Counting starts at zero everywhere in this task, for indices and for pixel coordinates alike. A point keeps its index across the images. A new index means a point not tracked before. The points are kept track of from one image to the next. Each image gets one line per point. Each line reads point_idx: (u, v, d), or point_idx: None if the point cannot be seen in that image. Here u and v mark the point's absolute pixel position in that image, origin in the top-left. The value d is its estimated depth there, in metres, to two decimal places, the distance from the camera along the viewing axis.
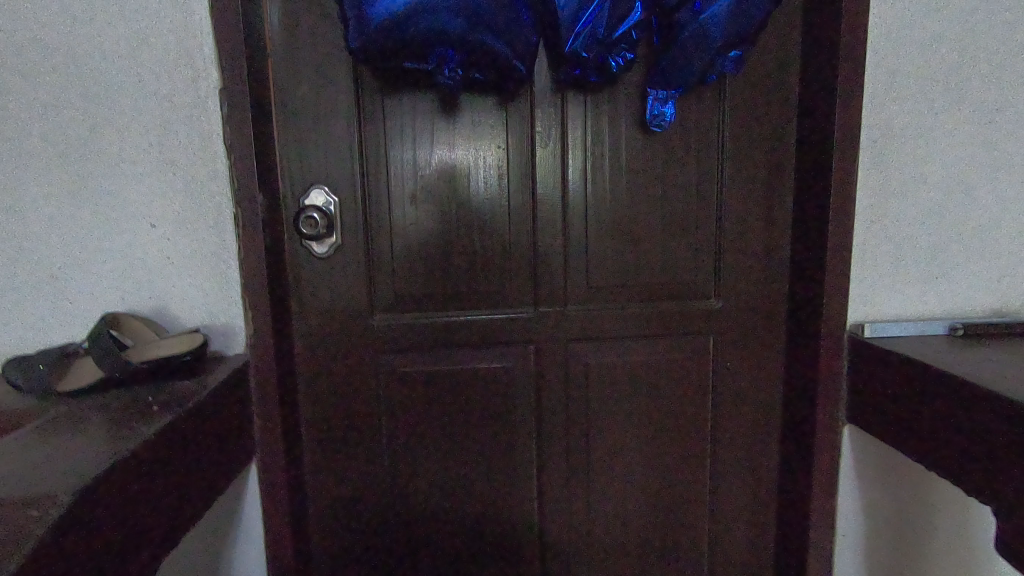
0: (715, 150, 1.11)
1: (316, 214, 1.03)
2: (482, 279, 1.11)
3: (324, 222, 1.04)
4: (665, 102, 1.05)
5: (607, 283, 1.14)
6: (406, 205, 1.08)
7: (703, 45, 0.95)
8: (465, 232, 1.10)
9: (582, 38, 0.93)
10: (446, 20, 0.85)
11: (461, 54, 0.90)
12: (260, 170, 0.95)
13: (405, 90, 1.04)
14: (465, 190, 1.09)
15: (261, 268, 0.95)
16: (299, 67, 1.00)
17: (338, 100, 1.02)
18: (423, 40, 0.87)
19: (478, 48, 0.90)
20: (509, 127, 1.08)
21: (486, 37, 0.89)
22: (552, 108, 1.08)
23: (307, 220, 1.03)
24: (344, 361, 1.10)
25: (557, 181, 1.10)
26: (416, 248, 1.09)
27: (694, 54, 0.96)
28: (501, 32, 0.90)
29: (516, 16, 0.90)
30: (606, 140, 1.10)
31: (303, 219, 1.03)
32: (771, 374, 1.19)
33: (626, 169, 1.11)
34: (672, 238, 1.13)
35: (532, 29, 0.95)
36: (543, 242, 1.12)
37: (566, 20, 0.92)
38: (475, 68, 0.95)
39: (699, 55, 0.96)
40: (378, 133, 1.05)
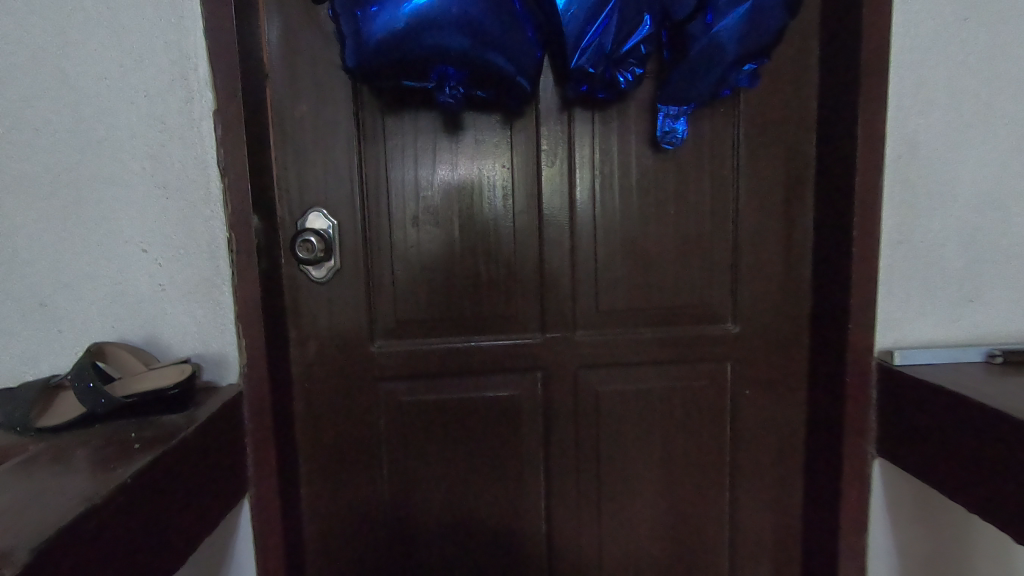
0: (729, 167, 1.06)
1: (313, 238, 0.99)
2: (487, 303, 1.07)
3: (319, 245, 1.00)
4: (676, 118, 1.00)
5: (618, 307, 1.08)
6: (407, 226, 1.04)
7: (715, 59, 0.91)
8: (469, 254, 1.06)
9: (589, 54, 0.90)
10: (449, 37, 0.82)
11: (462, 71, 0.86)
12: (255, 192, 0.92)
13: (407, 109, 1.01)
14: (468, 211, 1.05)
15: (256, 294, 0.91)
16: (298, 87, 0.98)
17: (338, 120, 0.99)
18: (425, 58, 0.84)
19: (479, 65, 0.86)
20: (513, 146, 1.04)
21: (489, 55, 0.85)
22: (559, 125, 1.04)
23: (304, 244, 1.00)
24: (343, 388, 1.05)
25: (565, 200, 1.06)
26: (418, 271, 1.05)
27: (706, 68, 0.92)
28: (504, 48, 0.86)
29: (519, 32, 0.87)
30: (616, 158, 1.06)
31: (300, 243, 0.99)
32: (793, 403, 1.12)
33: (637, 187, 1.06)
34: (685, 260, 1.08)
35: (536, 44, 0.91)
36: (551, 264, 1.07)
37: (573, 35, 0.89)
38: (478, 86, 0.91)
39: (711, 69, 0.92)
40: (379, 153, 1.02)
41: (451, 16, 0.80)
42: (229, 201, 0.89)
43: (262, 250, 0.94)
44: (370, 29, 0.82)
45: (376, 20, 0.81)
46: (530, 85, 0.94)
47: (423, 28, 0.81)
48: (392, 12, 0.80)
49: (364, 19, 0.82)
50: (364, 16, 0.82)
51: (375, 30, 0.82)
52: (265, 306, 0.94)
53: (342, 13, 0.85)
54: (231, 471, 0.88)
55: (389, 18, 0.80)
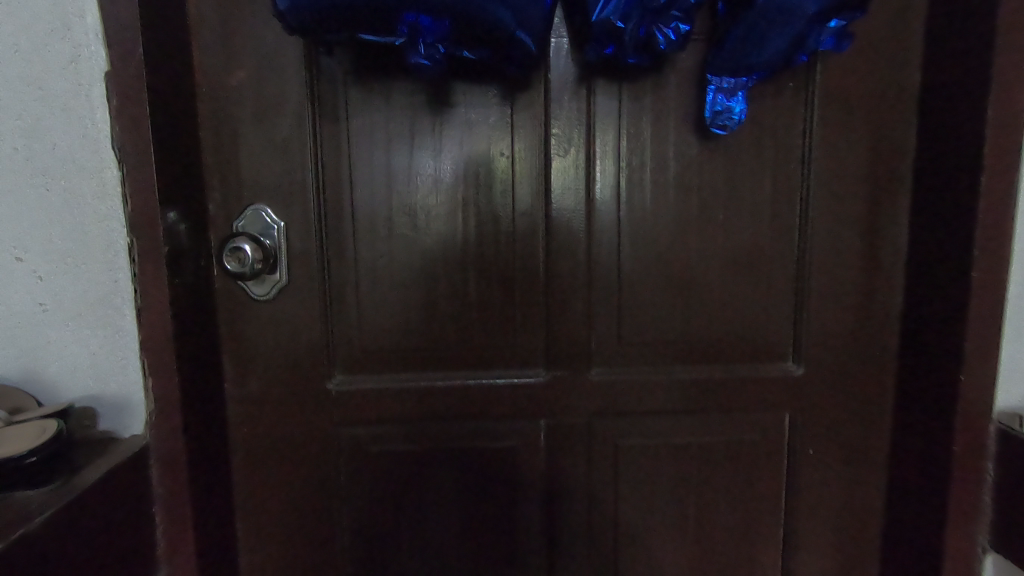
0: (798, 162, 0.81)
1: (247, 245, 0.76)
2: (477, 332, 0.84)
3: (252, 256, 0.77)
4: (731, 94, 0.76)
5: (646, 341, 0.85)
6: (377, 231, 0.81)
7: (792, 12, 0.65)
8: (455, 269, 0.82)
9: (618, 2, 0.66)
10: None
11: (441, 22, 0.63)
12: (169, 184, 0.70)
13: (377, 80, 0.78)
14: (456, 212, 0.82)
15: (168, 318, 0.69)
16: (231, 45, 0.75)
17: (286, 90, 0.76)
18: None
19: (464, 13, 0.62)
20: (516, 129, 0.80)
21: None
22: (575, 102, 0.80)
23: (235, 253, 0.76)
24: (293, 435, 0.83)
25: (580, 200, 0.82)
26: (390, 289, 0.82)
27: (778, 24, 0.67)
28: None
29: None
30: (647, 148, 0.81)
31: (229, 251, 0.76)
32: (868, 466, 0.88)
33: (675, 186, 0.82)
34: (735, 281, 0.84)
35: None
36: (560, 283, 0.83)
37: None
38: (466, 43, 0.67)
39: (785, 27, 0.67)
40: (340, 135, 0.79)
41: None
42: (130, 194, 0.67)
43: (181, 260, 0.72)
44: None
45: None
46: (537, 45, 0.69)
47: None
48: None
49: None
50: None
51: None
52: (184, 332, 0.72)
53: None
54: (124, 556, 0.66)
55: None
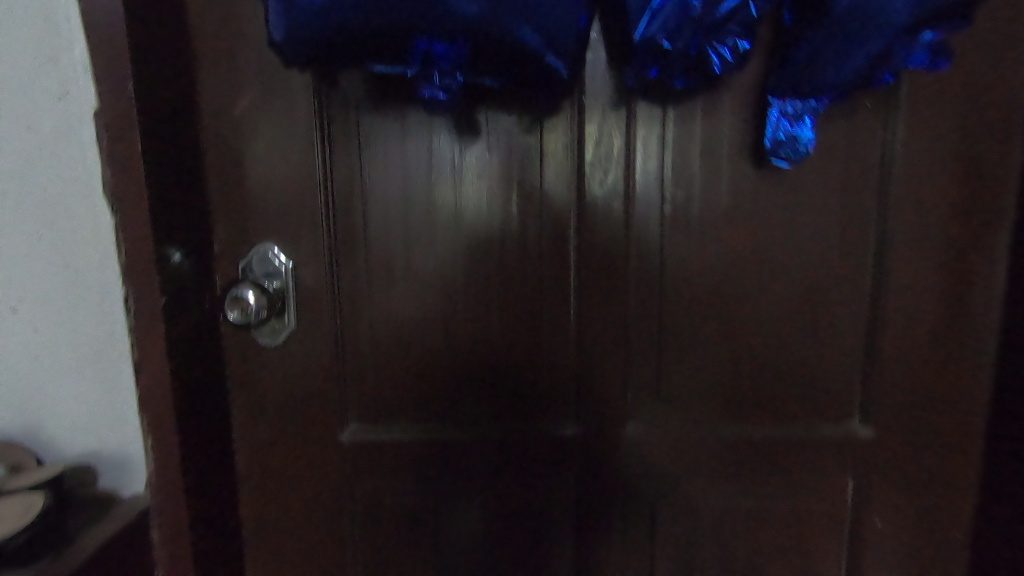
0: (875, 195, 0.70)
1: (251, 293, 0.70)
2: (503, 381, 0.76)
3: (256, 304, 0.70)
4: (796, 119, 0.65)
5: (692, 395, 0.76)
6: (394, 271, 0.75)
7: (877, 24, 0.55)
8: (479, 312, 0.75)
9: (664, 19, 0.56)
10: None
11: (457, 48, 0.55)
12: (168, 228, 0.64)
13: (393, 107, 0.71)
14: (479, 247, 0.74)
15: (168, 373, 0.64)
16: (233, 70, 0.68)
17: (294, 119, 0.70)
18: (399, 23, 0.52)
19: (484, 38, 0.54)
20: (546, 158, 0.72)
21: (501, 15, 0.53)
22: (613, 129, 0.71)
23: (239, 302, 0.70)
24: (304, 491, 0.77)
25: (618, 237, 0.73)
26: (407, 333, 0.76)
27: (860, 39, 0.56)
28: (524, 10, 0.53)
29: None
30: (696, 179, 0.71)
31: (233, 299, 0.70)
32: (946, 539, 0.77)
33: (728, 222, 0.72)
34: (796, 330, 0.74)
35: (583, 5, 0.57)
36: (595, 329, 0.75)
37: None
38: (489, 70, 0.59)
39: (868, 40, 0.56)
40: (353, 166, 0.72)
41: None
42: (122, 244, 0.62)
43: (182, 309, 0.66)
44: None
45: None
46: (570, 69, 0.60)
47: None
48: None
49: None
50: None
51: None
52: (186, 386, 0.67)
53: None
54: None
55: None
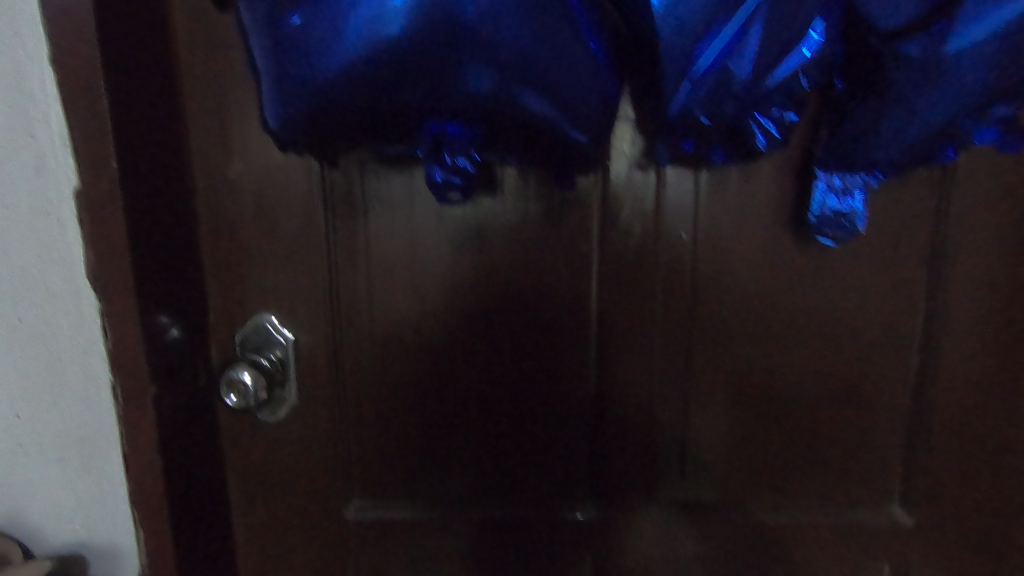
0: (930, 272, 0.63)
1: (248, 374, 0.65)
2: (516, 458, 0.72)
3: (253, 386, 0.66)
4: (845, 195, 0.58)
5: (718, 475, 0.71)
6: (400, 345, 0.69)
7: (939, 100, 0.50)
8: (491, 387, 0.70)
9: (705, 93, 0.50)
10: (449, 59, 0.47)
11: (468, 124, 0.51)
12: (157, 306, 0.59)
13: (398, 174, 0.65)
14: (489, 315, 0.68)
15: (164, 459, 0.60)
16: (228, 130, 0.62)
17: (293, 184, 0.64)
18: (408, 102, 0.49)
19: (497, 113, 0.50)
20: (564, 228, 0.64)
21: (518, 92, 0.49)
22: (642, 197, 0.63)
23: (234, 385, 0.65)
24: (307, 566, 0.74)
25: (645, 312, 0.67)
26: (414, 410, 0.70)
27: (918, 115, 0.51)
28: (539, 83, 0.49)
29: (568, 56, 0.50)
30: (732, 250, 0.65)
31: (227, 383, 0.65)
32: None
33: (765, 297, 0.66)
34: (833, 412, 0.68)
35: (611, 78, 0.53)
36: (617, 407, 0.70)
37: (680, 50, 0.49)
38: (505, 146, 0.54)
39: (928, 117, 0.51)
40: (356, 231, 0.66)
41: (447, 26, 0.46)
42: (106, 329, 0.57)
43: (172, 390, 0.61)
44: (304, 55, 0.47)
45: (313, 40, 0.47)
46: (593, 139, 0.55)
47: (398, 49, 0.46)
48: (334, 24, 0.46)
49: (293, 38, 0.47)
50: (293, 35, 0.47)
51: (317, 62, 0.47)
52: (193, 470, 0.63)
53: (254, 30, 0.48)
54: None
55: (332, 33, 0.46)
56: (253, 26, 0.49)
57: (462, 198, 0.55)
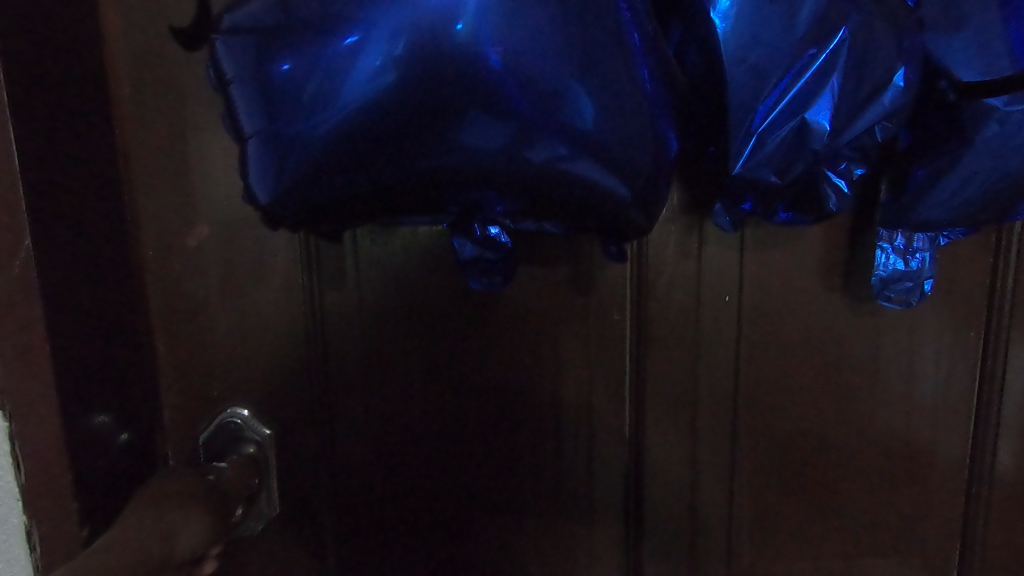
0: (988, 333, 0.58)
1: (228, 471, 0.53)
2: (538, 561, 0.61)
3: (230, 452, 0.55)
4: (908, 256, 0.53)
5: (765, 560, 0.63)
6: (401, 440, 0.57)
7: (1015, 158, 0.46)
8: (510, 482, 0.59)
9: (774, 145, 0.44)
10: (468, 118, 0.39)
11: (498, 188, 0.42)
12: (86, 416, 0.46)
13: (399, 236, 0.54)
14: (504, 397, 0.57)
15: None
16: (186, 188, 0.51)
17: (267, 249, 0.53)
18: (419, 166, 0.41)
19: (534, 175, 0.41)
20: (595, 296, 0.56)
21: (556, 155, 0.40)
22: (682, 260, 0.56)
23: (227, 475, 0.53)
24: None
25: (685, 387, 0.58)
26: (419, 512, 0.59)
27: (994, 174, 0.47)
28: (585, 140, 0.40)
29: (622, 104, 0.40)
30: (780, 314, 0.57)
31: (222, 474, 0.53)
32: None
33: (816, 364, 0.59)
34: (888, 485, 0.62)
35: (671, 130, 0.43)
36: (654, 494, 0.61)
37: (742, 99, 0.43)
38: (542, 215, 0.45)
39: (1006, 175, 0.47)
40: (348, 303, 0.54)
41: (467, 78, 0.37)
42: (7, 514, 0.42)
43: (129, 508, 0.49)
44: (292, 111, 0.39)
45: (305, 92, 0.39)
46: (647, 204, 0.45)
47: (409, 103, 0.38)
48: (332, 73, 0.38)
49: (281, 91, 0.39)
50: (281, 87, 0.39)
51: (311, 117, 0.39)
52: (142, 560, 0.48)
53: (232, 80, 0.40)
54: None
55: (328, 85, 0.38)
56: (230, 75, 0.40)
57: (498, 257, 0.48)
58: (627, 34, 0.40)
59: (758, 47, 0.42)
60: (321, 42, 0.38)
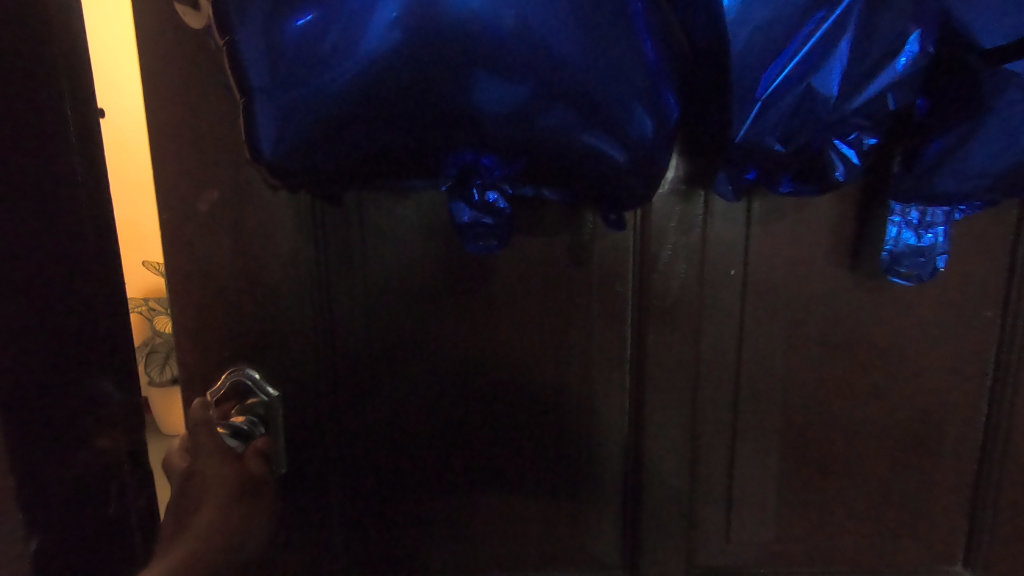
0: (1004, 312, 0.57)
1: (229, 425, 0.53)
2: (537, 527, 0.63)
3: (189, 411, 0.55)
4: (920, 231, 0.52)
5: (764, 534, 0.63)
6: (406, 405, 0.58)
7: None
8: (512, 450, 0.60)
9: (782, 112, 0.43)
10: (479, 82, 0.39)
11: (501, 151, 0.42)
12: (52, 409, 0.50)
13: (403, 203, 0.54)
14: (509, 366, 0.58)
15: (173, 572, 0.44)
16: (198, 156, 0.52)
17: (276, 213, 0.54)
18: (427, 128, 0.41)
19: (541, 138, 0.41)
20: (597, 266, 0.56)
21: (566, 120, 0.40)
22: (686, 231, 0.55)
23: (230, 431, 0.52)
24: None
25: (688, 359, 0.58)
26: (421, 476, 0.60)
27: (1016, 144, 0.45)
28: (595, 104, 0.40)
29: (631, 68, 0.40)
30: (786, 288, 0.57)
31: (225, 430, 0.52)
32: None
33: (823, 340, 0.58)
34: (892, 464, 0.61)
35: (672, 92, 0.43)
36: (653, 466, 0.61)
37: (753, 60, 0.42)
38: (542, 179, 0.45)
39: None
40: (355, 268, 0.56)
41: (478, 40, 0.37)
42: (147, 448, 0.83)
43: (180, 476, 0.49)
44: (301, 71, 0.39)
45: (320, 46, 0.38)
46: (648, 170, 0.44)
47: (425, 60, 0.38)
48: (350, 28, 0.38)
49: (294, 44, 0.38)
50: (294, 40, 0.38)
51: (325, 73, 0.39)
52: (198, 517, 0.47)
53: (239, 33, 0.39)
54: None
55: (345, 40, 0.38)
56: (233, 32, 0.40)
57: (497, 224, 0.48)
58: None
59: (766, 7, 0.41)
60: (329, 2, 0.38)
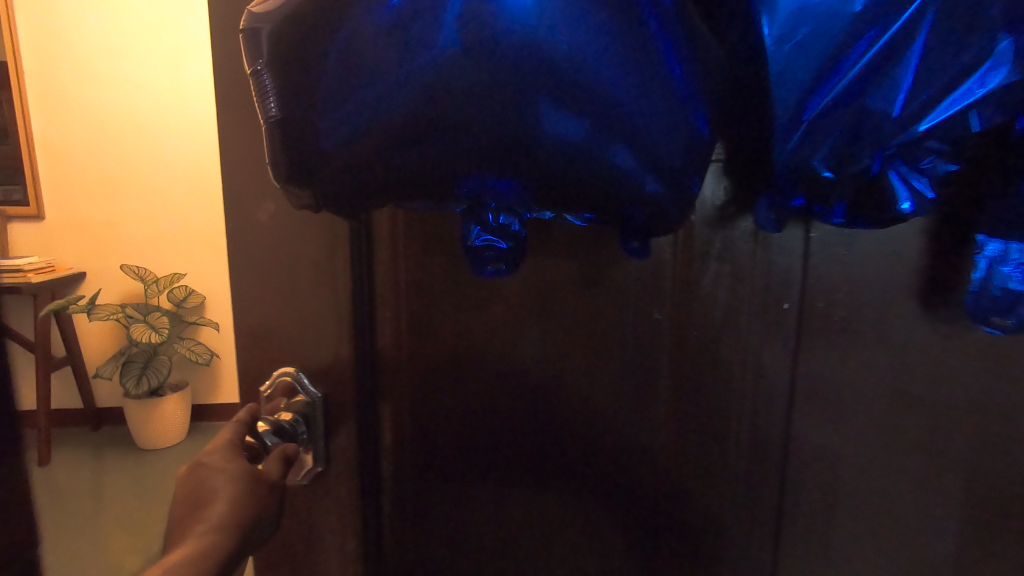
0: None
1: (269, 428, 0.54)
2: (567, 553, 0.60)
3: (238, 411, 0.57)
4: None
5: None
6: (438, 415, 0.59)
7: None
8: (545, 472, 0.59)
9: (829, 138, 0.39)
10: (539, 103, 0.36)
11: (527, 178, 0.40)
12: None
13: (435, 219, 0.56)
14: (547, 386, 0.57)
15: (177, 562, 0.42)
16: (261, 167, 0.55)
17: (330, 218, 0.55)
18: (475, 147, 0.39)
19: (582, 169, 0.38)
20: (631, 288, 0.55)
21: (618, 155, 0.38)
22: (732, 259, 0.53)
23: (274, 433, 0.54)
24: None
25: (737, 388, 0.55)
26: (449, 488, 0.60)
27: None
28: (643, 138, 0.38)
29: (677, 104, 0.38)
30: (844, 318, 0.54)
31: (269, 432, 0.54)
32: None
33: (886, 370, 0.54)
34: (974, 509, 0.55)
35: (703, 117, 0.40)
36: (696, 499, 0.57)
37: (808, 69, 0.38)
38: (559, 205, 0.43)
39: None
40: (397, 278, 0.57)
41: (543, 58, 0.34)
42: (140, 544, 1.50)
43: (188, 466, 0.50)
44: (352, 89, 0.38)
45: (379, 65, 0.37)
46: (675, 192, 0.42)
47: (487, 87, 0.36)
48: (412, 48, 0.36)
49: (355, 60, 0.37)
50: (356, 56, 0.37)
51: (380, 93, 0.37)
52: (210, 511, 0.46)
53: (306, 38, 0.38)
54: None
55: (405, 60, 0.36)
56: (277, 47, 0.38)
57: (514, 246, 0.48)
58: (670, 11, 0.36)
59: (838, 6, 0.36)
60: (382, 12, 0.36)
